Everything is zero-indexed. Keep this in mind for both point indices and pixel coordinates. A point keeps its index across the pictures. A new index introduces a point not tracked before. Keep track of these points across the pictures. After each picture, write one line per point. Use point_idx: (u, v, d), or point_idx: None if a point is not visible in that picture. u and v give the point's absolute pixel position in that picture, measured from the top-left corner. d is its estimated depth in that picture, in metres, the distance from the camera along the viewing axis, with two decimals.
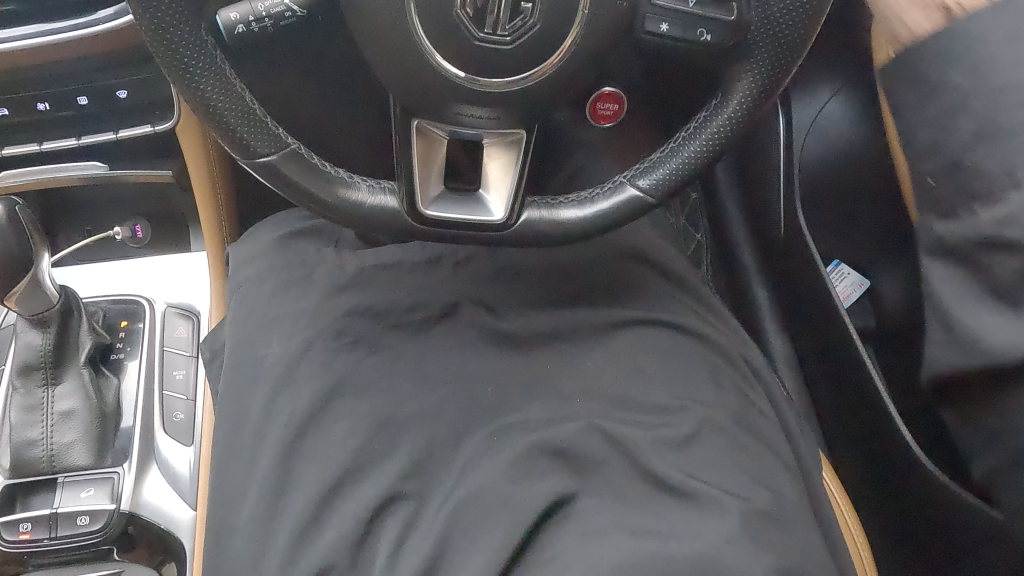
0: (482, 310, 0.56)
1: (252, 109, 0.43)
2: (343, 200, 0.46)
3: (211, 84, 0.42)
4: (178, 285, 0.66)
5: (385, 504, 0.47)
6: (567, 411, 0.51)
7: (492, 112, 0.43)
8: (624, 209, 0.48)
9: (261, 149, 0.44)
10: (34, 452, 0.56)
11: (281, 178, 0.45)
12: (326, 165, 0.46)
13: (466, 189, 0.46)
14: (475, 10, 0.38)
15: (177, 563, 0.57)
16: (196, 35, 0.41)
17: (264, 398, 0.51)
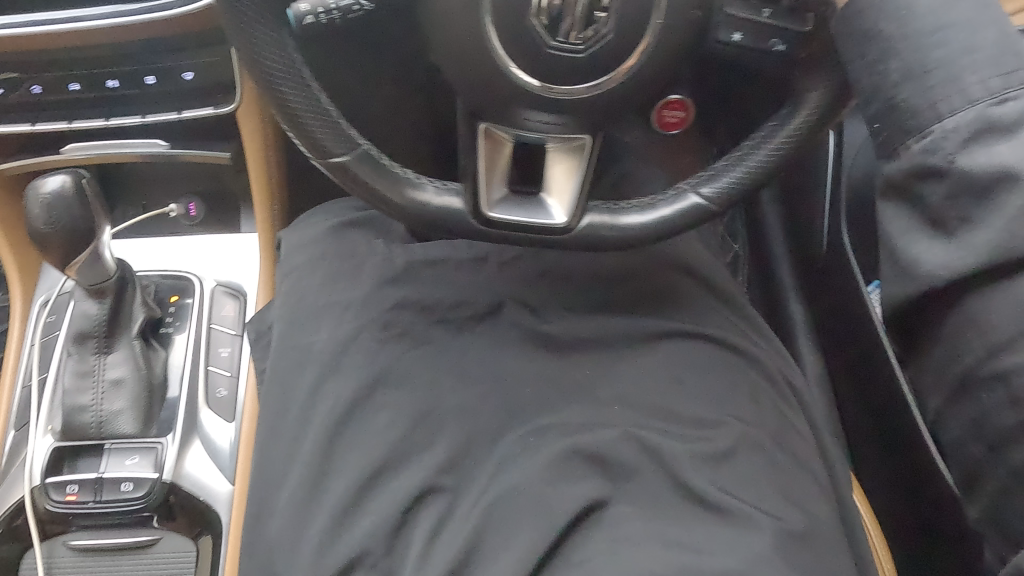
0: (525, 312, 0.58)
1: (328, 113, 0.45)
2: (410, 200, 0.47)
3: (291, 91, 0.44)
4: (228, 264, 0.67)
5: (422, 495, 0.48)
6: (605, 417, 0.52)
7: (557, 119, 0.43)
8: (687, 216, 0.49)
9: (335, 151, 0.46)
10: (84, 417, 0.57)
11: (353, 178, 0.47)
12: (395, 165, 0.48)
13: (529, 192, 0.46)
14: (549, 19, 0.39)
15: (211, 535, 0.59)
16: (280, 46, 0.43)
17: (309, 382, 0.52)
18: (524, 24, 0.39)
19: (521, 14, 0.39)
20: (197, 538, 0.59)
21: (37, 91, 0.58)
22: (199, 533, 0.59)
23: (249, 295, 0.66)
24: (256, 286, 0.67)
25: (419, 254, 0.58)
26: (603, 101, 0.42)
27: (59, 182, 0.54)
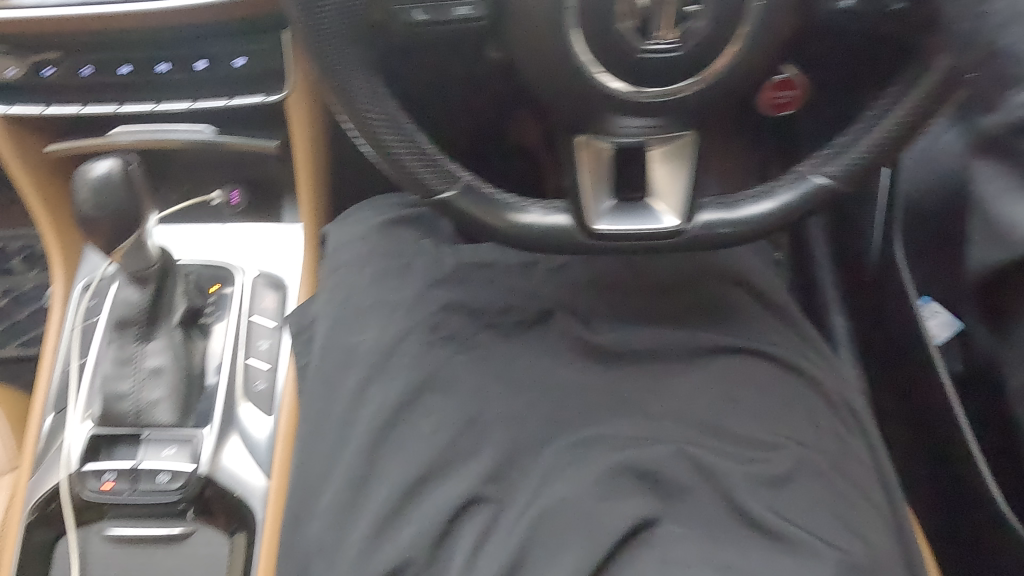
0: (574, 319, 0.56)
1: (426, 149, 0.41)
2: (517, 227, 0.43)
3: (387, 132, 0.40)
4: (269, 253, 0.66)
5: (467, 505, 0.47)
6: (654, 433, 0.51)
7: (654, 121, 0.38)
8: (806, 201, 0.45)
9: (438, 188, 0.41)
10: (122, 405, 0.57)
11: (460, 215, 0.42)
12: (498, 193, 0.43)
13: (636, 197, 0.40)
14: (638, 22, 0.35)
15: (247, 532, 0.57)
16: (371, 87, 0.39)
17: (354, 383, 0.52)
18: (610, 30, 0.35)
19: (606, 16, 0.35)
20: (230, 534, 0.57)
21: (87, 73, 0.58)
22: (234, 529, 0.57)
23: (290, 288, 0.65)
24: (298, 279, 0.66)
25: (467, 256, 0.57)
26: (698, 103, 0.38)
27: (107, 167, 0.53)
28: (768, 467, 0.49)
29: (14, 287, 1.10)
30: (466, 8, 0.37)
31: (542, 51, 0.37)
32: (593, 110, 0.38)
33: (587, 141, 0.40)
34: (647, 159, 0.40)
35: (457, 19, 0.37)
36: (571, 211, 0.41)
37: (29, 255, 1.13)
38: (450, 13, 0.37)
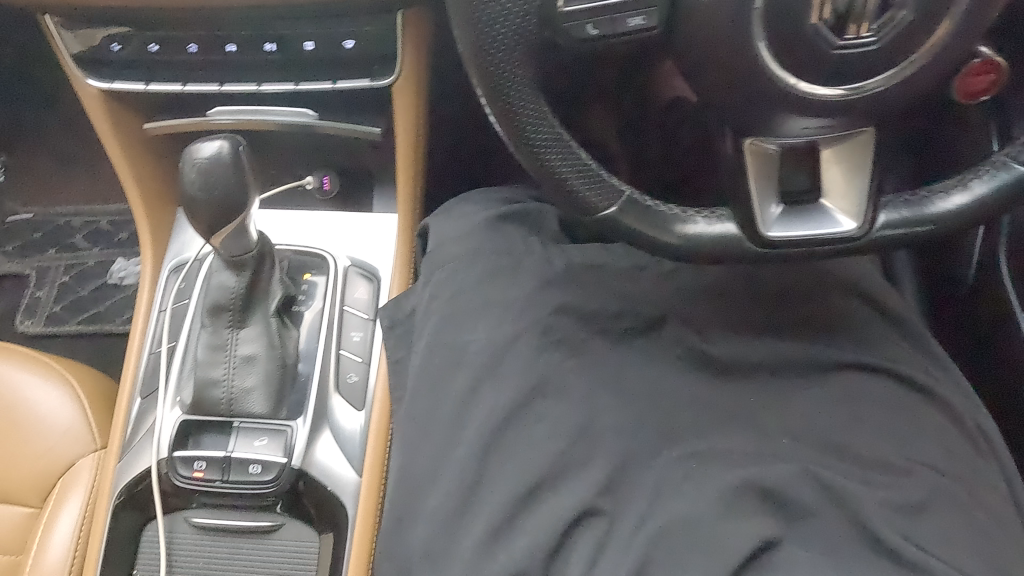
0: (687, 328, 0.54)
1: (589, 166, 0.41)
2: (679, 238, 0.42)
3: (553, 150, 0.40)
4: (362, 242, 0.65)
5: (581, 516, 0.45)
6: (773, 450, 0.49)
7: (834, 120, 0.37)
8: (1007, 192, 0.42)
9: (600, 205, 0.42)
10: (216, 392, 0.56)
11: (618, 232, 0.43)
12: (658, 204, 0.43)
13: (809, 201, 0.40)
14: (834, 19, 0.34)
15: (335, 532, 0.56)
16: (539, 107, 0.40)
17: (464, 385, 0.50)
18: (803, 28, 0.34)
19: (801, 13, 0.33)
20: (320, 532, 0.56)
21: (193, 50, 0.56)
22: (323, 528, 0.56)
23: (384, 278, 0.64)
24: (391, 270, 0.64)
25: (577, 259, 0.56)
26: (878, 104, 0.37)
27: (216, 148, 0.51)
28: (895, 495, 0.47)
29: (77, 262, 1.10)
30: (641, 19, 0.36)
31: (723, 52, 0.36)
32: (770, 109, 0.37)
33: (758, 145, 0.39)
34: (819, 160, 0.40)
35: (631, 30, 0.36)
36: (738, 220, 0.41)
37: (92, 233, 1.13)
38: (624, 24, 0.36)
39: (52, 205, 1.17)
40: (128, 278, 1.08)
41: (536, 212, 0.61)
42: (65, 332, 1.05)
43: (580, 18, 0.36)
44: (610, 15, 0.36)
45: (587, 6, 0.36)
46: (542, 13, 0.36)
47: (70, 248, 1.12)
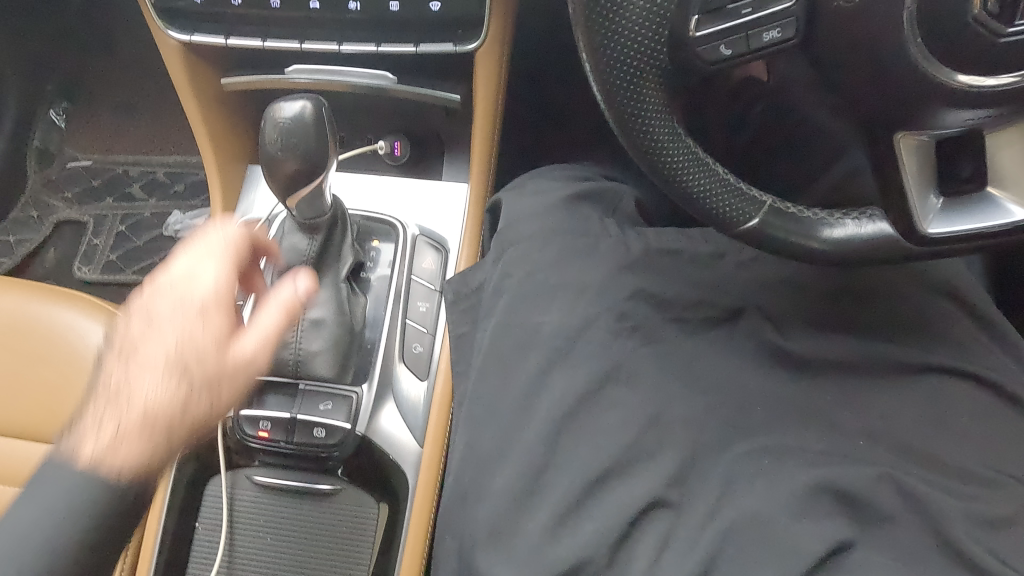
0: (765, 322, 0.52)
1: (729, 181, 0.46)
2: (827, 242, 0.46)
3: (694, 171, 0.45)
4: (431, 210, 0.66)
5: (650, 506, 0.44)
6: (850, 451, 0.47)
7: (991, 112, 0.40)
8: None
9: (745, 219, 0.46)
10: (284, 354, 0.56)
11: (762, 243, 0.47)
12: (802, 211, 0.47)
13: (971, 191, 0.44)
14: (996, 7, 0.37)
15: (390, 503, 0.58)
16: (675, 130, 0.44)
17: (535, 366, 0.49)
18: (964, 19, 0.37)
19: (962, 7, 0.37)
20: (378, 501, 0.58)
21: (276, 5, 0.55)
22: (380, 497, 0.58)
23: (452, 251, 0.65)
24: (460, 243, 0.66)
25: (654, 243, 0.54)
26: None
27: (298, 108, 0.50)
28: (977, 507, 0.45)
29: (133, 213, 1.12)
30: (777, 32, 0.40)
31: (861, 57, 0.40)
32: (895, 108, 0.42)
33: (912, 138, 0.43)
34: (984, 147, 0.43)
35: (766, 43, 0.40)
36: (893, 218, 0.45)
37: (148, 184, 1.14)
38: (760, 39, 0.40)
39: (111, 153, 1.18)
40: (182, 231, 1.08)
41: (611, 193, 0.59)
42: (120, 281, 1.07)
43: (713, 40, 0.40)
44: (744, 34, 0.40)
45: (720, 29, 0.39)
46: (675, 42, 0.41)
47: (126, 198, 1.13)
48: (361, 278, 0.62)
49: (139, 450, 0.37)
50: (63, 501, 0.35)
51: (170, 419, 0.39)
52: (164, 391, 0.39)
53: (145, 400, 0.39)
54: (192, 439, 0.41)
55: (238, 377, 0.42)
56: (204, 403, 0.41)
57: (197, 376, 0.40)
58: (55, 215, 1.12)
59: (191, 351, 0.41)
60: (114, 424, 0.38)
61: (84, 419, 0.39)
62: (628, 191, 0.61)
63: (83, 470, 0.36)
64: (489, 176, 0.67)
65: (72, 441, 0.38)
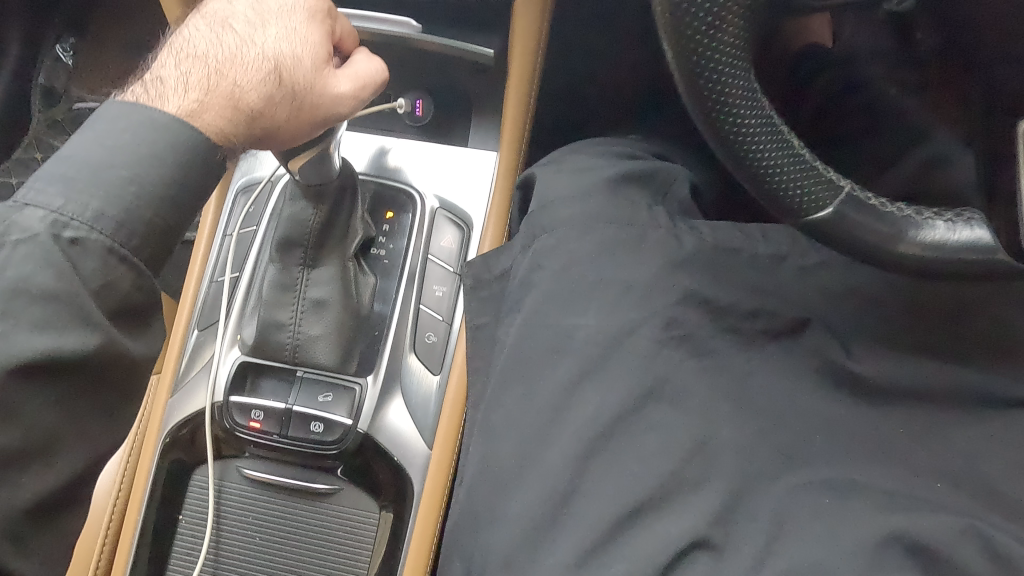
0: (832, 338, 0.45)
1: (803, 158, 0.35)
2: (917, 245, 0.37)
3: (764, 141, 0.34)
4: (453, 182, 0.63)
5: (689, 549, 0.38)
6: (927, 495, 0.40)
7: None
8: None
9: (817, 207, 0.36)
10: (282, 336, 0.54)
11: (832, 239, 0.37)
12: (884, 204, 0.37)
13: None
14: None
15: (396, 507, 0.56)
16: (750, 85, 0.33)
17: (565, 377, 0.43)
18: None
19: None
20: (380, 507, 0.56)
21: None
22: (383, 505, 0.56)
23: (476, 228, 0.62)
24: (484, 221, 0.62)
25: (709, 238, 0.47)
26: None
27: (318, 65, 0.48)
28: None
29: None
30: None
31: None
32: None
33: None
34: None
35: None
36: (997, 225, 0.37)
37: None
38: None
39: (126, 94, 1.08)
40: None
41: (662, 175, 0.52)
42: None
43: None
44: None
45: None
46: None
47: None
48: (371, 255, 0.60)
49: (215, 122, 0.39)
50: (151, 148, 0.37)
51: (251, 110, 0.40)
52: (259, 73, 0.40)
53: (236, 82, 0.40)
54: (261, 134, 0.41)
55: (323, 109, 0.43)
56: (285, 111, 0.41)
57: (288, 89, 0.41)
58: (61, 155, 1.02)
59: (288, 56, 0.41)
60: (198, 92, 0.39)
61: (172, 71, 0.40)
62: (681, 175, 0.53)
63: (173, 118, 0.38)
64: (519, 150, 0.64)
65: (153, 94, 0.39)
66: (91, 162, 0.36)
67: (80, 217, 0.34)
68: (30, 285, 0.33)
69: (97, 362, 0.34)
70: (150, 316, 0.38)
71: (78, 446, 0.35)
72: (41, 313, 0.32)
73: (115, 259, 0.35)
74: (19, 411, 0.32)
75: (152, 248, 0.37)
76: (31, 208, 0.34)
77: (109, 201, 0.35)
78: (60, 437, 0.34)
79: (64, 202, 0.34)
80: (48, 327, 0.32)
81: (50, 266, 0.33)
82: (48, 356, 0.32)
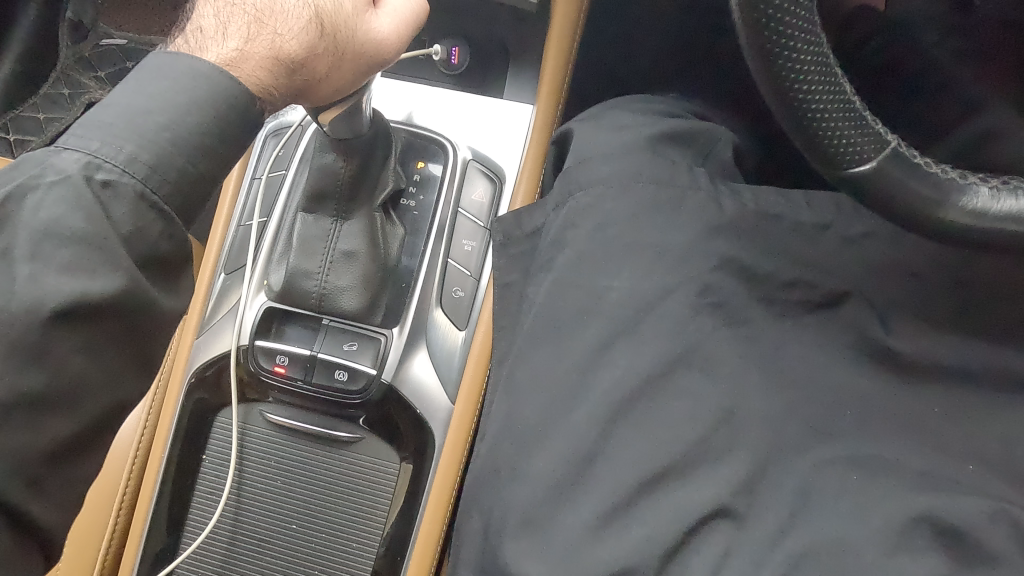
0: (871, 313, 0.43)
1: (853, 105, 0.32)
2: (958, 214, 0.33)
3: (813, 81, 0.31)
4: (487, 133, 0.62)
5: (711, 516, 0.37)
6: (959, 476, 0.39)
7: None
8: None
9: (856, 160, 0.33)
10: (308, 285, 0.54)
11: (867, 197, 0.34)
12: (928, 164, 0.33)
13: None
14: None
15: (416, 459, 0.57)
16: (809, 15, 0.30)
17: (595, 338, 0.42)
18: None
19: None
20: (400, 458, 0.57)
21: None
22: (404, 456, 0.57)
23: (508, 182, 0.61)
24: (517, 175, 0.61)
25: (752, 202, 0.45)
26: None
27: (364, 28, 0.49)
28: None
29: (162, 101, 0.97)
30: None
31: None
32: None
33: None
34: None
35: None
36: None
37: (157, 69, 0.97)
38: None
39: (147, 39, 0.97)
40: None
41: (703, 136, 0.50)
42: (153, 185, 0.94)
43: None
44: None
45: None
46: None
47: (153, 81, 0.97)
48: (400, 206, 0.60)
49: (257, 74, 0.38)
50: (188, 97, 0.36)
51: (293, 62, 0.39)
52: (300, 22, 0.39)
53: (278, 31, 0.39)
54: (302, 86, 0.41)
55: (368, 55, 0.42)
56: (327, 62, 0.40)
57: (330, 39, 0.39)
58: (86, 95, 0.96)
59: (330, 2, 0.39)
60: (239, 39, 0.38)
61: (211, 20, 0.39)
62: (724, 137, 0.52)
63: (213, 67, 0.37)
64: (558, 106, 0.64)
65: (194, 44, 0.38)
66: (127, 107, 0.35)
67: (114, 161, 0.34)
68: (61, 227, 0.33)
69: (123, 304, 0.34)
70: (179, 270, 0.38)
71: (100, 396, 0.35)
72: (71, 257, 0.33)
73: (145, 206, 0.35)
74: (48, 354, 0.32)
75: (184, 199, 0.36)
76: (67, 151, 0.34)
77: (143, 145, 0.35)
78: (87, 384, 0.34)
79: (99, 145, 0.34)
80: (78, 270, 0.32)
81: (81, 208, 0.33)
82: (77, 299, 0.32)
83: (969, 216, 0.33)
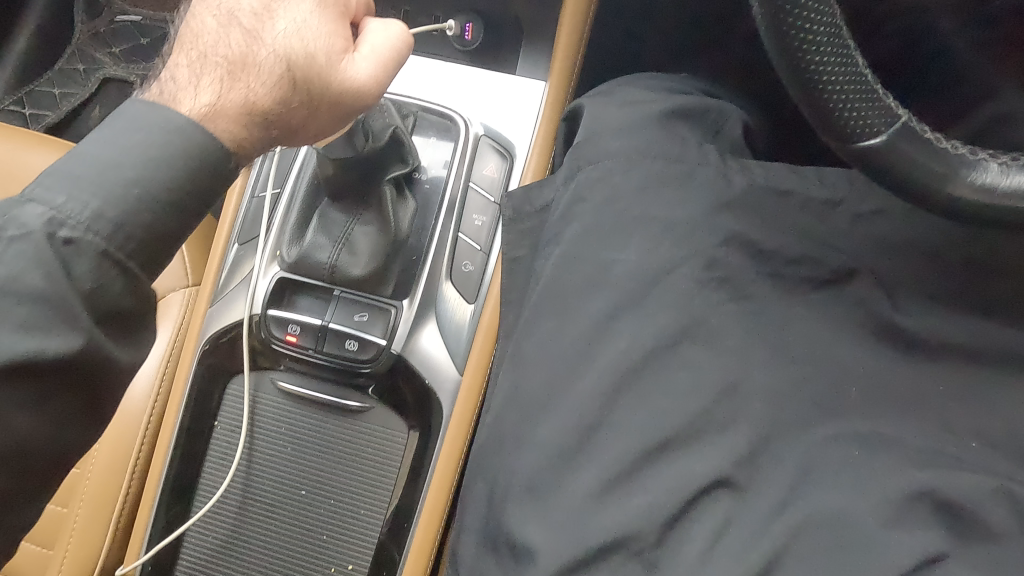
0: (877, 290, 0.44)
1: (864, 78, 0.32)
2: (966, 189, 0.33)
3: (825, 53, 0.31)
4: (499, 110, 0.62)
5: (712, 485, 0.38)
6: (959, 452, 0.40)
7: None
8: None
9: (866, 132, 0.33)
10: (321, 257, 0.55)
11: (877, 170, 0.34)
12: (938, 139, 0.34)
13: None
14: None
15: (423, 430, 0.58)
16: None
17: (601, 311, 0.42)
18: None
19: None
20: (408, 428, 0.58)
21: None
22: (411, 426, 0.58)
23: (519, 158, 0.61)
24: (528, 151, 0.61)
25: (760, 179, 0.45)
26: None
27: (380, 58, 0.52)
28: None
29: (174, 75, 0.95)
30: None
31: None
32: None
33: None
34: None
35: None
36: None
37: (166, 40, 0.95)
38: None
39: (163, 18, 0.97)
40: None
41: (713, 114, 0.50)
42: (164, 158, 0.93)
43: None
44: None
45: None
46: None
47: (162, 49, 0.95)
48: (413, 180, 0.61)
49: (230, 129, 0.39)
50: (158, 151, 0.38)
51: (267, 116, 0.40)
52: (272, 77, 0.39)
53: (251, 85, 0.39)
54: (278, 135, 0.42)
55: (342, 104, 0.42)
56: (301, 113, 0.41)
57: (302, 92, 0.40)
58: (102, 71, 0.96)
59: (301, 53, 0.39)
60: (211, 94, 0.39)
61: (186, 71, 0.40)
62: (734, 115, 0.52)
63: (187, 120, 0.39)
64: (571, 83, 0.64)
65: (169, 96, 0.40)
66: (95, 163, 0.37)
67: (78, 218, 0.36)
68: (18, 285, 0.34)
69: (78, 362, 0.36)
70: (136, 323, 0.40)
71: (46, 445, 0.38)
72: (26, 316, 0.35)
73: (108, 264, 0.37)
74: None
75: (149, 255, 0.38)
76: (32, 204, 0.36)
77: (109, 202, 0.37)
78: (32, 438, 0.36)
79: (65, 200, 0.36)
80: (35, 330, 0.35)
81: (42, 267, 0.35)
82: (31, 358, 0.35)
83: (978, 190, 0.33)
